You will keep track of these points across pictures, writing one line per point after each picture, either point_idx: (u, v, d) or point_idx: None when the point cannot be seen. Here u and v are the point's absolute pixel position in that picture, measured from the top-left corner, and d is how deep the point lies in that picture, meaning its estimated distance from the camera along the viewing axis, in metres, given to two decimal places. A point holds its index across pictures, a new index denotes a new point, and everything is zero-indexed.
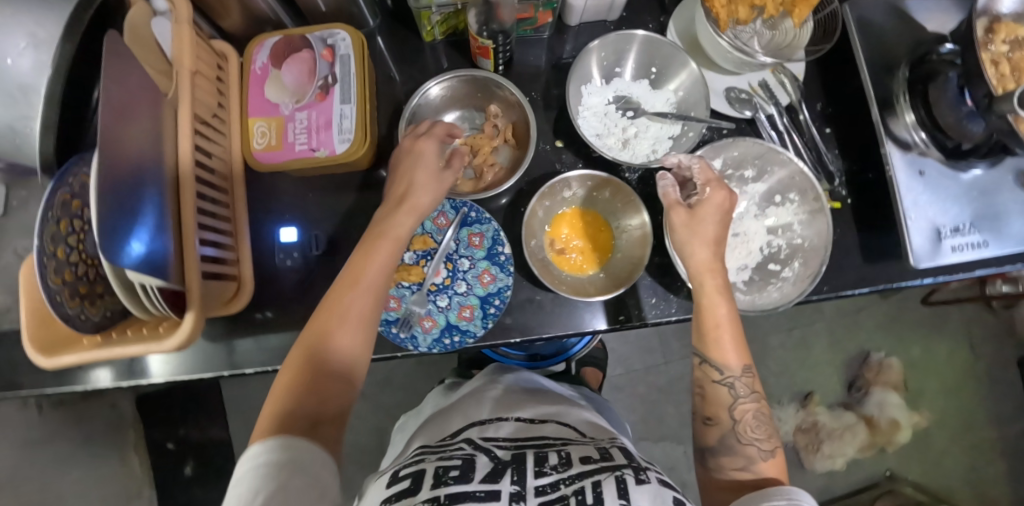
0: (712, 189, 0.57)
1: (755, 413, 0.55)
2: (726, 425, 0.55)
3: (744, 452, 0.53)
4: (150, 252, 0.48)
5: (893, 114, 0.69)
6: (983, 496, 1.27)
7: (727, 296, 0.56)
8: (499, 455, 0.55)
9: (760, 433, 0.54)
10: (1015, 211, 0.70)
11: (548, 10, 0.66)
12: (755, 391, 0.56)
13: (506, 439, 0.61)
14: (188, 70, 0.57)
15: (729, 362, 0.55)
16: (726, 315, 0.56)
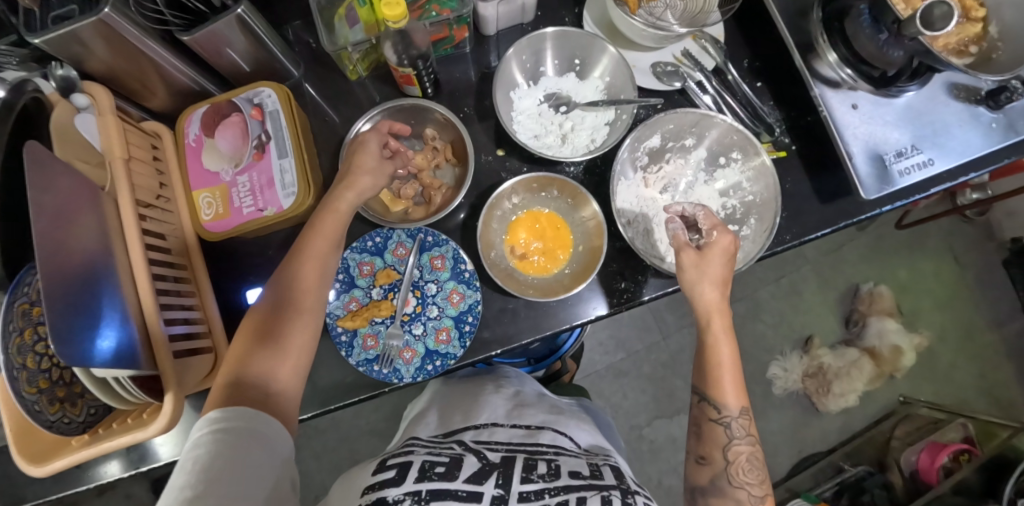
0: (718, 232, 0.60)
1: (745, 458, 0.58)
2: (718, 466, 0.59)
3: (735, 495, 0.57)
4: (113, 344, 0.49)
5: (816, 55, 0.69)
6: (999, 401, 1.28)
7: (728, 337, 0.61)
8: (491, 458, 0.66)
9: (752, 477, 0.58)
10: (951, 124, 0.72)
11: (462, 25, 0.68)
12: (750, 435, 0.59)
13: (496, 443, 0.72)
14: (119, 158, 0.58)
15: (727, 402, 0.59)
16: (730, 357, 0.60)
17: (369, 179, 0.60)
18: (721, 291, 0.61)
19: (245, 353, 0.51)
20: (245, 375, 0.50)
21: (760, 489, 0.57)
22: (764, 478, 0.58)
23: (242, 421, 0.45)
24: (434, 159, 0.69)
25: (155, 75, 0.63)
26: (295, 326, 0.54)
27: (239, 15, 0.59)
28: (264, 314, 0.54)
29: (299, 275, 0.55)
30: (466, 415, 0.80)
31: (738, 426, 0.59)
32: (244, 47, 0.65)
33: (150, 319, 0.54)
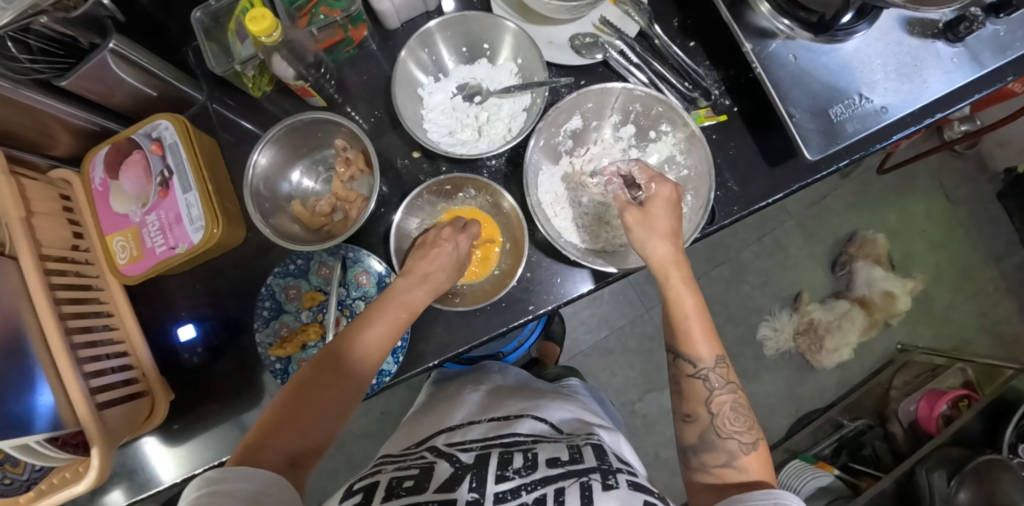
0: (656, 184, 0.56)
1: (731, 405, 0.52)
2: (704, 421, 0.52)
3: (727, 447, 0.51)
4: (25, 413, 0.51)
5: (748, 7, 0.63)
6: (1001, 337, 1.26)
7: (694, 288, 0.55)
8: (464, 459, 0.51)
9: (740, 425, 0.52)
10: (902, 65, 0.65)
11: (357, 24, 0.64)
12: (730, 382, 0.53)
13: (474, 441, 0.57)
14: (18, 218, 0.55)
15: (700, 354, 0.53)
16: (695, 306, 0.54)
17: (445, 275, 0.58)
18: (676, 244, 0.56)
19: (282, 417, 0.46)
20: (276, 440, 0.44)
21: (752, 434, 0.52)
22: (755, 424, 0.52)
23: (222, 484, 0.37)
24: (346, 171, 0.65)
25: (53, 120, 0.61)
26: (336, 396, 0.48)
27: (114, 50, 0.56)
28: (310, 378, 0.48)
29: (352, 342, 0.51)
30: (437, 420, 0.65)
31: (717, 375, 0.53)
32: (136, 80, 0.62)
33: (64, 372, 0.54)
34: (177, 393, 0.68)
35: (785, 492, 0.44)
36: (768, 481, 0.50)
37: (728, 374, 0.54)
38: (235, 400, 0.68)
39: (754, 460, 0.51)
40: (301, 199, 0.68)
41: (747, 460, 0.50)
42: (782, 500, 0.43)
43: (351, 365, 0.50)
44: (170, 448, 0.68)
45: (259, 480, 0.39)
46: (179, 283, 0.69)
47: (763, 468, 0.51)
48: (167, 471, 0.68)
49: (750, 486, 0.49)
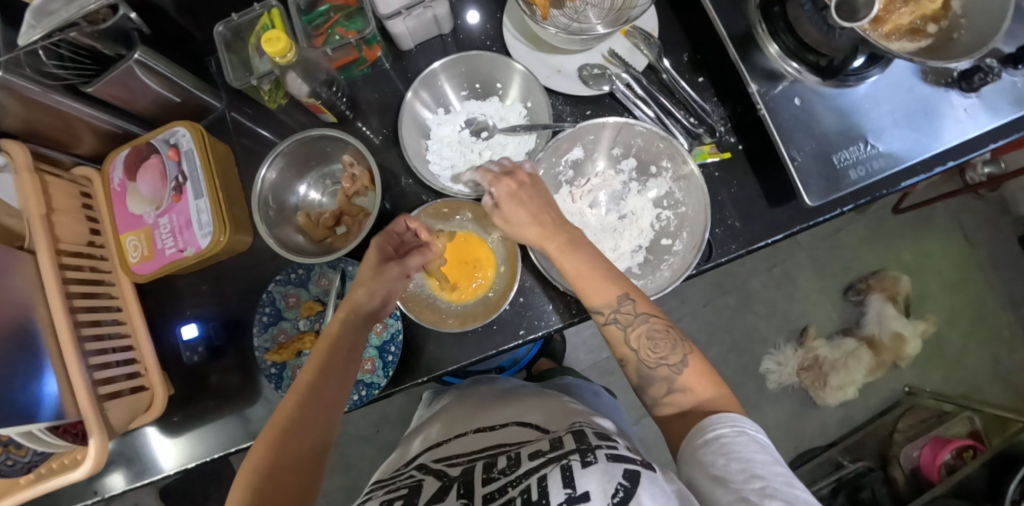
0: (502, 177, 0.55)
1: (648, 334, 0.53)
2: (632, 360, 0.54)
3: (661, 376, 0.52)
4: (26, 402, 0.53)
5: (756, 47, 0.64)
6: (1014, 386, 1.22)
7: (583, 242, 0.56)
8: (450, 471, 0.52)
9: (664, 350, 0.53)
10: (914, 113, 0.64)
11: (372, 45, 0.66)
12: (642, 312, 0.54)
13: (462, 453, 0.57)
14: (38, 213, 0.58)
15: (600, 302, 0.55)
16: (592, 259, 0.55)
17: (365, 294, 0.57)
18: (550, 217, 0.56)
19: (270, 461, 0.47)
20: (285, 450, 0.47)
21: (679, 354, 0.53)
22: (677, 340, 0.53)
23: None
24: (351, 187, 0.67)
25: (80, 123, 0.65)
26: (316, 426, 0.50)
27: (139, 61, 0.60)
28: (288, 418, 0.49)
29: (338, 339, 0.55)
30: (431, 437, 0.66)
31: (626, 314, 0.54)
32: (158, 87, 0.65)
33: (70, 364, 0.56)
34: (177, 389, 0.71)
35: (742, 417, 0.47)
36: (716, 391, 0.51)
37: (642, 305, 0.54)
38: (231, 401, 0.70)
39: (691, 377, 0.52)
40: (306, 210, 0.70)
41: (685, 379, 0.52)
42: (739, 424, 0.46)
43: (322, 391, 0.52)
44: (167, 440, 0.71)
45: None
46: (187, 284, 0.71)
47: (705, 379, 0.52)
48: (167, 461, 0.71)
49: (697, 406, 0.50)
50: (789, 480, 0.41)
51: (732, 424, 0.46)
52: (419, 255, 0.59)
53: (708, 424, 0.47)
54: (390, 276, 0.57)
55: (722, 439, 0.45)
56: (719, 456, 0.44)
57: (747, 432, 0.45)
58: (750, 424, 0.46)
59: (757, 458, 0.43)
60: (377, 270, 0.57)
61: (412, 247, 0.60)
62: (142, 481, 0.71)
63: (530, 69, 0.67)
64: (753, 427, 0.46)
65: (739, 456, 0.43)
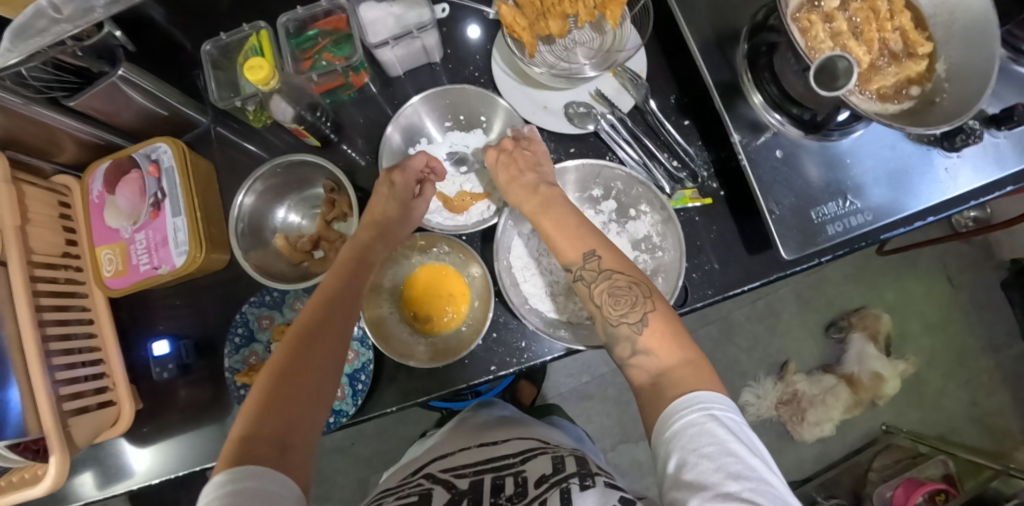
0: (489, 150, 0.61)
1: (610, 290, 0.49)
2: (598, 317, 0.50)
3: (624, 335, 0.47)
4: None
5: (742, 96, 0.65)
6: (991, 430, 1.21)
7: (558, 198, 0.56)
8: (459, 484, 0.56)
9: (624, 308, 0.47)
10: (897, 169, 0.65)
11: (359, 72, 0.66)
12: (606, 270, 0.50)
13: (468, 467, 0.60)
14: (13, 226, 0.58)
15: (568, 258, 0.52)
16: (568, 211, 0.55)
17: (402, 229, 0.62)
18: (527, 178, 0.58)
19: (268, 403, 0.45)
20: (266, 416, 0.44)
21: (640, 310, 0.47)
22: (640, 295, 0.48)
23: (244, 485, 0.38)
24: (331, 211, 0.68)
25: (63, 133, 0.64)
26: (317, 374, 0.49)
27: (122, 77, 0.60)
28: (271, 387, 0.46)
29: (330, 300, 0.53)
30: (435, 452, 0.69)
31: (590, 270, 0.50)
32: (144, 102, 0.65)
33: (34, 378, 0.56)
34: (145, 404, 0.70)
35: (711, 395, 0.40)
36: (685, 354, 0.45)
37: (607, 261, 0.50)
38: (198, 419, 0.69)
39: (653, 338, 0.46)
40: (286, 232, 0.70)
41: (647, 339, 0.46)
42: (710, 407, 0.39)
43: (326, 335, 0.51)
44: (132, 455, 0.70)
45: (269, 479, 0.40)
46: (162, 299, 0.71)
47: (671, 340, 0.45)
48: (136, 477, 0.69)
49: (666, 371, 0.44)
50: (762, 476, 0.35)
51: (701, 408, 0.39)
52: (424, 207, 0.64)
53: (675, 410, 0.40)
54: (415, 207, 0.62)
55: (690, 429, 0.38)
56: (690, 450, 0.37)
57: (718, 416, 0.38)
58: (720, 403, 0.39)
59: (735, 453, 0.36)
60: (405, 203, 0.62)
61: (428, 181, 0.64)
62: (105, 495, 0.70)
63: (517, 106, 0.68)
64: (724, 406, 0.39)
65: (712, 451, 0.36)
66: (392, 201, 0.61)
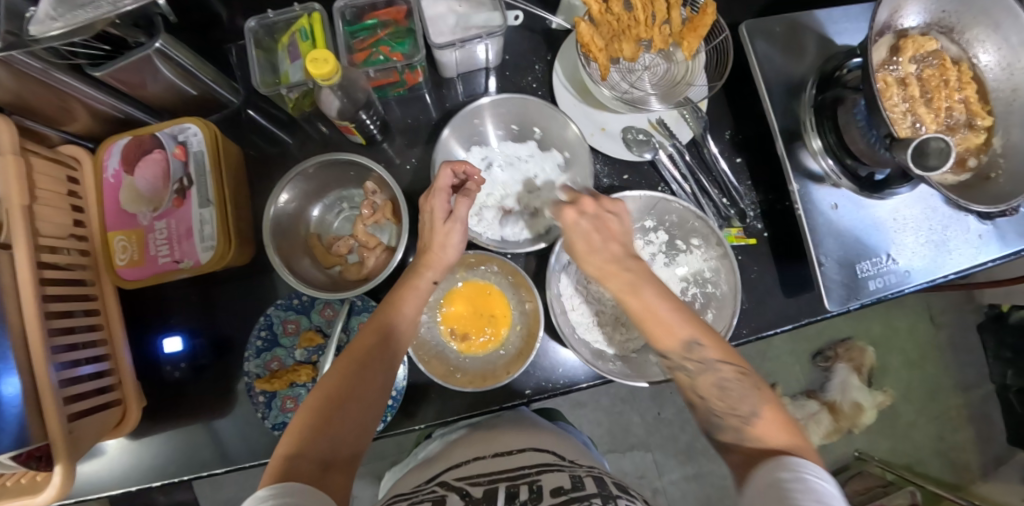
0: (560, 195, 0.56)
1: (718, 383, 0.48)
2: (701, 406, 0.50)
3: (731, 425, 0.47)
4: None
5: (801, 143, 0.65)
6: (953, 462, 1.30)
7: (649, 280, 0.51)
8: (473, 492, 0.43)
9: (737, 403, 0.47)
10: (935, 229, 0.65)
11: (414, 72, 0.62)
12: (714, 361, 0.48)
13: (481, 474, 0.47)
14: (20, 205, 0.51)
15: (667, 347, 0.49)
16: (656, 300, 0.49)
17: (451, 253, 0.56)
18: (611, 252, 0.52)
19: (314, 426, 0.44)
20: (312, 440, 0.43)
21: (753, 404, 0.47)
22: (752, 389, 0.48)
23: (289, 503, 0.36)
24: (371, 215, 0.64)
25: (77, 102, 0.57)
26: (363, 404, 0.47)
27: (159, 51, 0.54)
28: (318, 411, 0.45)
29: (381, 326, 0.51)
30: (440, 457, 0.55)
31: (693, 362, 0.48)
32: (173, 77, 0.59)
33: (41, 376, 0.50)
34: (148, 402, 0.65)
35: (812, 464, 0.41)
36: (794, 443, 0.45)
37: (714, 352, 0.48)
38: (204, 421, 0.65)
39: (766, 429, 0.45)
40: (319, 234, 0.67)
41: (760, 430, 0.45)
42: (805, 471, 0.40)
43: (379, 363, 0.49)
44: (122, 456, 0.64)
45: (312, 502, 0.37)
46: (176, 291, 0.67)
47: (781, 425, 0.45)
48: (124, 479, 0.64)
49: (773, 449, 0.44)
50: None
51: (795, 469, 0.40)
52: (461, 230, 0.56)
53: (773, 466, 0.41)
54: (454, 230, 0.55)
55: (782, 483, 0.39)
56: (774, 497, 0.38)
57: (811, 480, 0.39)
58: (817, 471, 0.40)
59: (814, 505, 0.36)
60: (441, 221, 0.55)
61: (461, 191, 0.57)
62: (76, 500, 0.63)
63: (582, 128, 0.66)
64: (822, 476, 0.40)
65: (795, 500, 0.37)
66: (437, 223, 0.55)
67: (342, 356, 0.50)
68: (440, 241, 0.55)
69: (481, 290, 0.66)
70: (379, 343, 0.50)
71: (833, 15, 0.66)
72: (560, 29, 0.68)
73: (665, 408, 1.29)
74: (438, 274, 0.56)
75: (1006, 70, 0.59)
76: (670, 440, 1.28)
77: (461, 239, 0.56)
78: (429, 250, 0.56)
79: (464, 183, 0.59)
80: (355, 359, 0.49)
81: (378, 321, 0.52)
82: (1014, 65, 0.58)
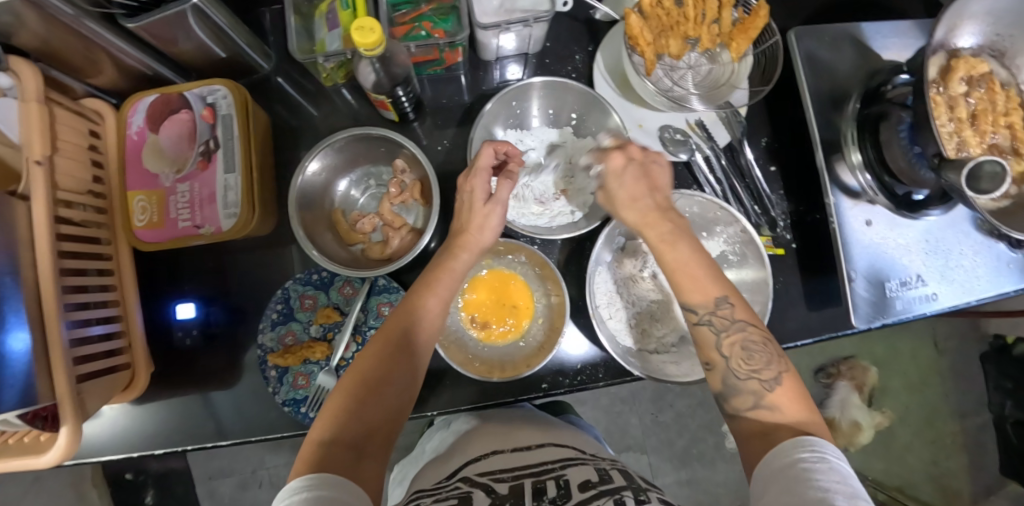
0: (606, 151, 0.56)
1: (743, 344, 0.47)
2: (719, 367, 0.48)
3: (749, 389, 0.46)
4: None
5: (840, 156, 0.63)
6: (943, 488, 1.30)
7: (686, 235, 0.50)
8: (499, 488, 0.41)
9: (756, 364, 0.46)
10: (965, 254, 0.65)
11: (454, 51, 0.60)
12: (738, 320, 0.47)
13: (503, 469, 0.46)
14: (43, 155, 0.49)
15: (695, 301, 0.48)
16: (692, 253, 0.49)
17: (490, 235, 0.55)
18: (654, 201, 0.52)
19: (348, 412, 0.43)
20: (345, 426, 0.42)
21: (774, 369, 0.46)
22: (774, 354, 0.46)
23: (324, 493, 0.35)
24: (399, 195, 0.63)
25: (104, 53, 0.55)
26: (396, 390, 0.46)
27: (194, 7, 0.52)
28: (351, 397, 0.44)
29: (414, 310, 0.50)
30: (457, 449, 0.54)
31: (720, 318, 0.47)
32: (206, 36, 0.57)
33: (51, 333, 0.48)
34: (156, 368, 0.63)
35: (826, 443, 0.40)
36: (810, 418, 0.43)
37: (739, 312, 0.47)
38: (211, 391, 0.63)
39: (784, 395, 0.45)
40: (343, 210, 0.66)
41: (776, 397, 0.44)
42: (823, 451, 0.38)
43: (413, 348, 0.48)
44: (128, 421, 0.63)
45: (347, 491, 0.36)
46: (192, 257, 0.66)
47: (799, 403, 0.44)
48: (126, 443, 0.63)
49: (786, 425, 0.42)
50: None
51: (812, 449, 0.39)
52: (500, 213, 0.54)
53: (789, 446, 0.40)
54: (495, 216, 0.54)
55: (802, 464, 0.38)
56: (796, 483, 0.37)
57: (830, 460, 0.38)
58: (834, 451, 0.39)
59: (839, 489, 0.35)
60: (480, 204, 0.54)
61: (502, 173, 0.56)
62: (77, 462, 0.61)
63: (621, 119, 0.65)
64: (838, 455, 0.39)
65: (819, 485, 0.35)
66: (473, 204, 0.54)
67: (375, 339, 0.48)
68: (476, 225, 0.54)
69: (507, 279, 0.65)
70: (411, 327, 0.49)
71: (882, 29, 0.65)
72: (604, 20, 0.67)
73: (665, 412, 1.28)
74: (471, 257, 0.54)
75: None
76: (666, 444, 1.28)
77: (496, 223, 0.54)
78: (463, 233, 0.54)
79: (504, 163, 0.58)
80: (387, 344, 0.47)
81: (410, 304, 0.50)
82: None
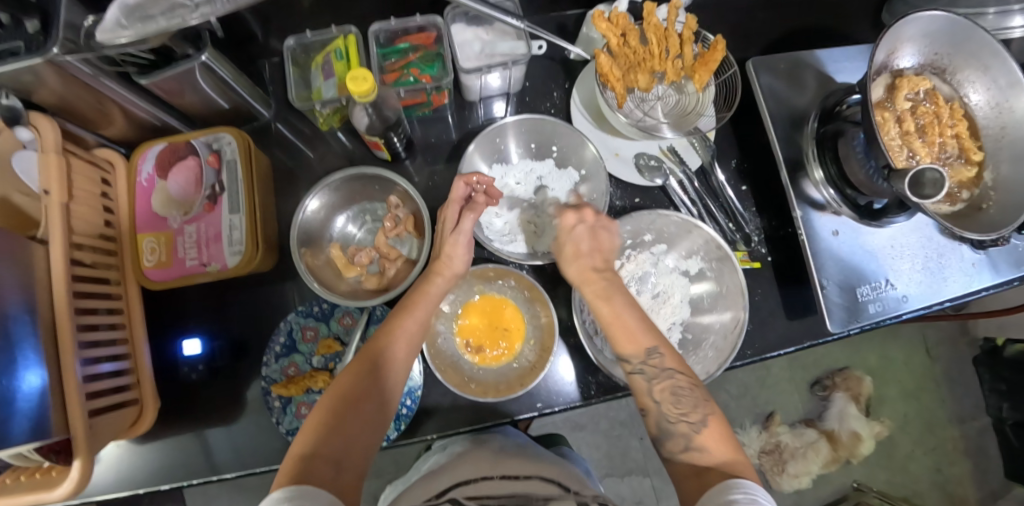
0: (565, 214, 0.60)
1: (672, 389, 0.51)
2: (653, 412, 0.51)
3: (679, 431, 0.49)
4: (26, 405, 0.46)
5: (804, 172, 0.68)
6: (950, 496, 1.30)
7: (620, 288, 0.56)
8: None
9: (684, 407, 0.50)
10: (930, 258, 0.69)
11: (439, 94, 0.65)
12: (669, 368, 0.51)
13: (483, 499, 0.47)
14: (59, 202, 0.52)
15: (626, 351, 0.53)
16: (625, 306, 0.55)
17: (463, 252, 0.58)
18: (592, 261, 0.58)
19: (328, 426, 0.45)
20: (325, 441, 0.44)
21: (700, 412, 0.49)
22: (701, 398, 0.50)
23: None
24: (394, 229, 0.67)
25: (116, 106, 0.60)
26: (374, 406, 0.49)
27: (203, 63, 0.57)
28: (330, 413, 0.46)
29: (390, 335, 0.53)
30: (442, 475, 0.54)
31: (651, 367, 0.52)
32: (212, 89, 0.63)
33: (67, 371, 0.50)
34: (162, 404, 0.65)
35: (754, 485, 0.42)
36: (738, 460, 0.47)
37: (669, 360, 0.52)
38: (213, 425, 0.65)
39: (709, 437, 0.48)
40: (341, 244, 0.69)
41: (704, 438, 0.48)
42: (753, 493, 0.41)
43: (387, 369, 0.51)
44: (129, 463, 0.64)
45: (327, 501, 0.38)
46: (197, 294, 0.69)
47: (726, 444, 0.48)
48: (126, 485, 0.63)
49: (717, 466, 0.45)
50: None
51: (744, 491, 0.41)
52: (465, 242, 0.58)
53: (722, 487, 0.42)
54: (462, 240, 0.58)
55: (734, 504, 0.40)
56: None
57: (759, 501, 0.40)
58: (762, 493, 0.41)
59: None
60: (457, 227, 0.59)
61: (469, 205, 0.60)
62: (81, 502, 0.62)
63: (598, 149, 0.70)
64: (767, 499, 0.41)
65: None
66: (447, 232, 0.59)
67: (353, 360, 0.51)
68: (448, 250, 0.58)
69: (501, 305, 0.68)
70: (388, 349, 0.52)
71: (834, 55, 0.71)
72: (578, 59, 0.73)
73: None
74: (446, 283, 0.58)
75: (995, 109, 0.64)
76: None
77: (466, 248, 0.58)
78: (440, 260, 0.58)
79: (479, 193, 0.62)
80: (365, 364, 0.50)
81: (388, 328, 0.53)
82: (1002, 104, 0.63)
